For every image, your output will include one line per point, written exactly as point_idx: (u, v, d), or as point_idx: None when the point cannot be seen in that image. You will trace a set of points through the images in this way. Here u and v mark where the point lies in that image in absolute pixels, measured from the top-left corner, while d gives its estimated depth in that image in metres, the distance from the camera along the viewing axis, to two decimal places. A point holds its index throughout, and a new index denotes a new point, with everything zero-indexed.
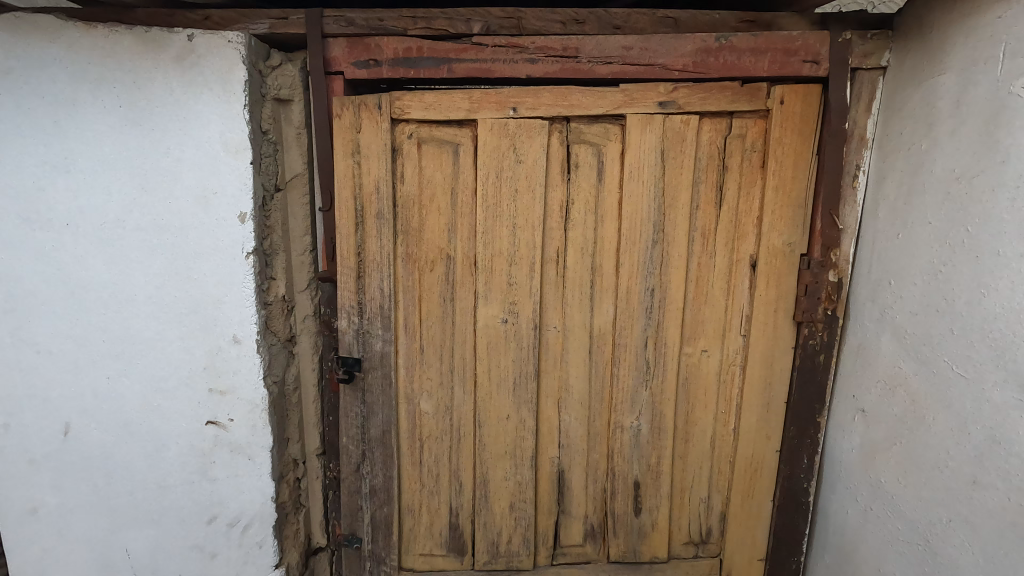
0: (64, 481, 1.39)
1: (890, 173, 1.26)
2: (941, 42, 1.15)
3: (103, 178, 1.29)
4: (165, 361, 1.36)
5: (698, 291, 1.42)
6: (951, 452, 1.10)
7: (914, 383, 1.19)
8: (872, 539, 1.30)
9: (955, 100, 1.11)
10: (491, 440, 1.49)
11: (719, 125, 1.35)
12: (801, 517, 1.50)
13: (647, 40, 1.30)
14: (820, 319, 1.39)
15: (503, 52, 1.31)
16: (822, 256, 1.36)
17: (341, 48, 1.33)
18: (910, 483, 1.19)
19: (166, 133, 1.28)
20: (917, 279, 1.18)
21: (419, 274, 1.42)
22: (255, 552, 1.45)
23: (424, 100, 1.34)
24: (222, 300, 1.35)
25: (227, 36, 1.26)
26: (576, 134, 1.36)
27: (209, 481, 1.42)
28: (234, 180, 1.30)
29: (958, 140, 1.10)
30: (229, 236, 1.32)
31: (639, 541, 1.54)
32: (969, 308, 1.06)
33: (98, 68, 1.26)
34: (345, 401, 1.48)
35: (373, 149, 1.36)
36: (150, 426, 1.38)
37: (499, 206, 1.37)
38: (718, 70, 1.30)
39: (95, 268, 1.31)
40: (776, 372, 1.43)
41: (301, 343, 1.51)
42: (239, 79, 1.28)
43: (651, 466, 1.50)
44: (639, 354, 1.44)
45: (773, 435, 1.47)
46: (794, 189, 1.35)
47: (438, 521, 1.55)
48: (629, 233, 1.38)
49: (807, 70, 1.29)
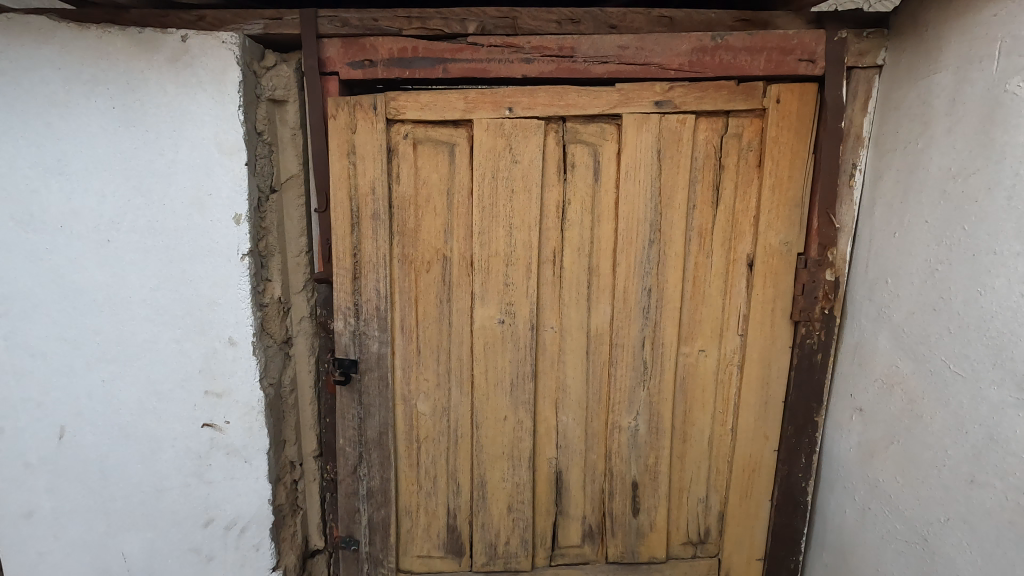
0: (59, 485, 1.38)
1: (886, 173, 1.26)
2: (937, 40, 1.15)
3: (97, 179, 1.28)
4: (160, 363, 1.35)
5: (695, 291, 1.42)
6: (949, 451, 1.10)
7: (911, 382, 1.19)
8: (870, 538, 1.29)
9: (951, 99, 1.11)
10: (489, 441, 1.49)
11: (715, 124, 1.35)
12: (799, 517, 1.50)
13: (643, 39, 1.29)
14: (817, 318, 1.39)
15: (498, 52, 1.31)
16: (819, 255, 1.36)
17: (336, 48, 1.32)
18: (908, 482, 1.19)
19: (159, 135, 1.28)
20: (914, 278, 1.18)
21: (416, 275, 1.42)
22: (252, 555, 1.45)
23: (419, 100, 1.34)
24: (217, 302, 1.34)
25: (221, 36, 1.26)
26: (573, 134, 1.35)
27: (205, 484, 1.41)
28: (229, 181, 1.30)
29: (954, 138, 1.10)
30: (224, 237, 1.32)
31: (637, 541, 1.54)
32: (966, 307, 1.06)
33: (91, 69, 1.25)
34: (342, 402, 1.48)
35: (369, 149, 1.36)
36: (146, 429, 1.38)
37: (495, 206, 1.37)
38: (714, 69, 1.30)
39: (90, 270, 1.31)
40: (774, 372, 1.43)
41: (297, 344, 1.50)
42: (233, 79, 1.27)
43: (650, 465, 1.50)
44: (636, 354, 1.44)
45: (771, 435, 1.47)
46: (791, 188, 1.35)
47: (436, 522, 1.54)
48: (626, 233, 1.38)
49: (803, 69, 1.29)
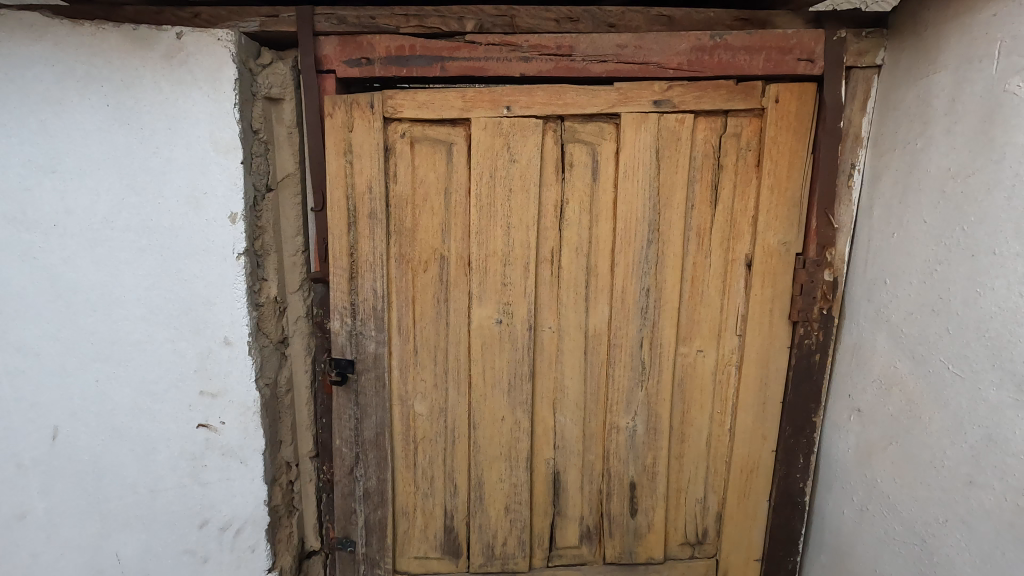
0: (53, 486, 1.37)
1: (885, 173, 1.26)
2: (936, 40, 1.14)
3: (91, 178, 1.27)
4: (155, 363, 1.34)
5: (693, 291, 1.42)
6: (947, 452, 1.10)
7: (910, 382, 1.19)
8: (869, 539, 1.29)
9: (950, 99, 1.10)
10: (486, 441, 1.48)
11: (714, 124, 1.34)
12: (797, 517, 1.49)
13: (642, 38, 1.29)
14: (815, 319, 1.38)
15: (496, 50, 1.30)
16: (818, 255, 1.36)
17: (333, 46, 1.31)
18: (907, 483, 1.19)
19: (154, 133, 1.27)
20: (912, 279, 1.18)
21: (413, 275, 1.41)
22: (247, 556, 1.44)
23: (416, 99, 1.33)
24: (213, 302, 1.33)
25: (217, 34, 1.25)
26: (571, 133, 1.35)
27: (201, 485, 1.40)
28: (225, 180, 1.29)
29: (953, 139, 1.10)
30: (220, 236, 1.31)
31: (635, 542, 1.53)
32: (965, 307, 1.06)
33: (85, 66, 1.24)
34: (339, 403, 1.47)
35: (365, 148, 1.35)
36: (140, 429, 1.36)
37: (493, 206, 1.36)
38: (713, 69, 1.29)
39: (84, 269, 1.29)
40: (772, 372, 1.43)
41: (294, 344, 1.49)
42: (229, 78, 1.26)
43: (647, 466, 1.49)
44: (634, 354, 1.43)
45: (770, 435, 1.46)
46: (790, 188, 1.34)
47: (433, 523, 1.53)
48: (625, 233, 1.37)
49: (802, 69, 1.28)
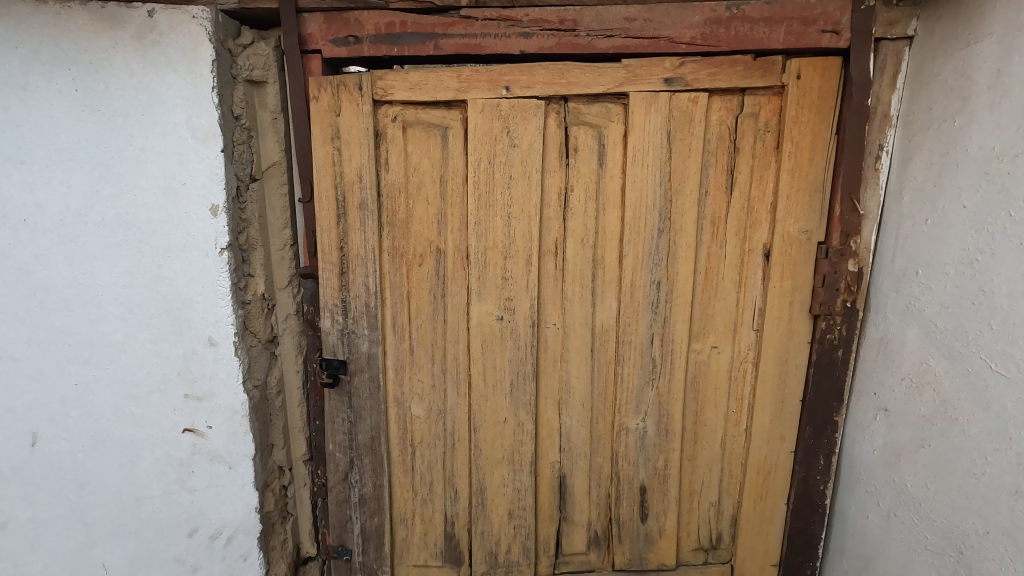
0: (33, 495, 1.29)
1: (916, 154, 1.16)
2: (979, 5, 1.04)
3: (61, 168, 1.18)
4: (137, 365, 1.27)
5: (708, 283, 1.33)
6: (989, 458, 1.01)
7: (946, 382, 1.10)
8: (897, 547, 1.21)
9: (995, 72, 1.00)
10: (488, 444, 1.40)
11: (730, 102, 1.25)
12: (817, 521, 1.41)
13: (651, 10, 1.18)
14: (839, 312, 1.29)
15: (494, 26, 1.20)
16: (841, 244, 1.26)
17: (318, 24, 1.22)
18: (942, 490, 1.10)
19: (127, 120, 1.18)
20: (949, 270, 1.09)
21: (407, 270, 1.33)
22: (239, 564, 1.37)
23: (409, 79, 1.24)
24: (196, 300, 1.25)
25: (191, 11, 1.16)
26: (575, 115, 1.25)
27: (188, 492, 1.33)
28: (205, 169, 1.21)
29: (999, 115, 1.00)
30: (201, 230, 1.23)
31: (645, 548, 1.46)
32: (1011, 300, 0.97)
33: (51, 48, 1.15)
34: (332, 405, 1.39)
35: (354, 134, 1.26)
36: (123, 434, 1.29)
37: (492, 195, 1.27)
38: (729, 42, 1.19)
39: (57, 267, 1.21)
40: (791, 368, 1.34)
41: (284, 343, 1.41)
42: (206, 58, 1.18)
43: (658, 469, 1.41)
44: (644, 352, 1.35)
45: (788, 435, 1.38)
46: (812, 171, 1.25)
47: (432, 530, 1.46)
48: (634, 222, 1.28)
49: (827, 42, 1.18)
